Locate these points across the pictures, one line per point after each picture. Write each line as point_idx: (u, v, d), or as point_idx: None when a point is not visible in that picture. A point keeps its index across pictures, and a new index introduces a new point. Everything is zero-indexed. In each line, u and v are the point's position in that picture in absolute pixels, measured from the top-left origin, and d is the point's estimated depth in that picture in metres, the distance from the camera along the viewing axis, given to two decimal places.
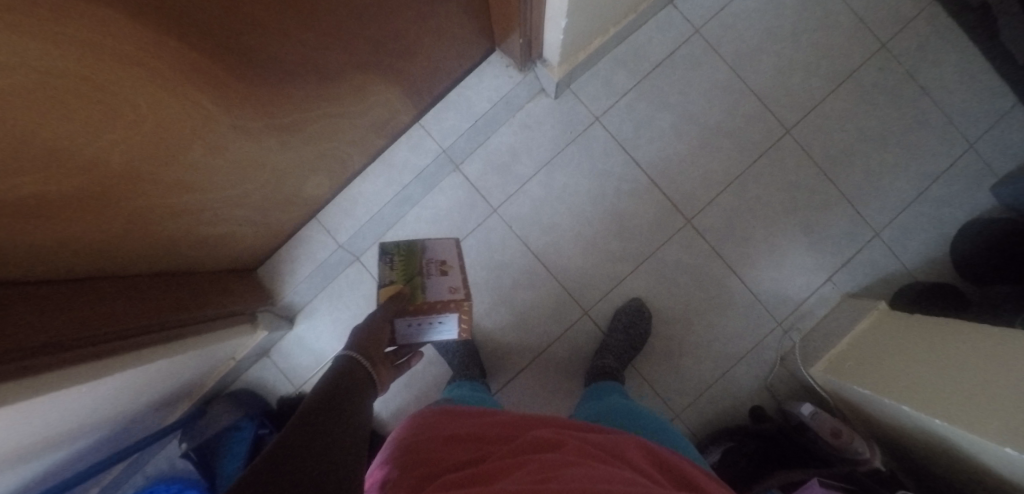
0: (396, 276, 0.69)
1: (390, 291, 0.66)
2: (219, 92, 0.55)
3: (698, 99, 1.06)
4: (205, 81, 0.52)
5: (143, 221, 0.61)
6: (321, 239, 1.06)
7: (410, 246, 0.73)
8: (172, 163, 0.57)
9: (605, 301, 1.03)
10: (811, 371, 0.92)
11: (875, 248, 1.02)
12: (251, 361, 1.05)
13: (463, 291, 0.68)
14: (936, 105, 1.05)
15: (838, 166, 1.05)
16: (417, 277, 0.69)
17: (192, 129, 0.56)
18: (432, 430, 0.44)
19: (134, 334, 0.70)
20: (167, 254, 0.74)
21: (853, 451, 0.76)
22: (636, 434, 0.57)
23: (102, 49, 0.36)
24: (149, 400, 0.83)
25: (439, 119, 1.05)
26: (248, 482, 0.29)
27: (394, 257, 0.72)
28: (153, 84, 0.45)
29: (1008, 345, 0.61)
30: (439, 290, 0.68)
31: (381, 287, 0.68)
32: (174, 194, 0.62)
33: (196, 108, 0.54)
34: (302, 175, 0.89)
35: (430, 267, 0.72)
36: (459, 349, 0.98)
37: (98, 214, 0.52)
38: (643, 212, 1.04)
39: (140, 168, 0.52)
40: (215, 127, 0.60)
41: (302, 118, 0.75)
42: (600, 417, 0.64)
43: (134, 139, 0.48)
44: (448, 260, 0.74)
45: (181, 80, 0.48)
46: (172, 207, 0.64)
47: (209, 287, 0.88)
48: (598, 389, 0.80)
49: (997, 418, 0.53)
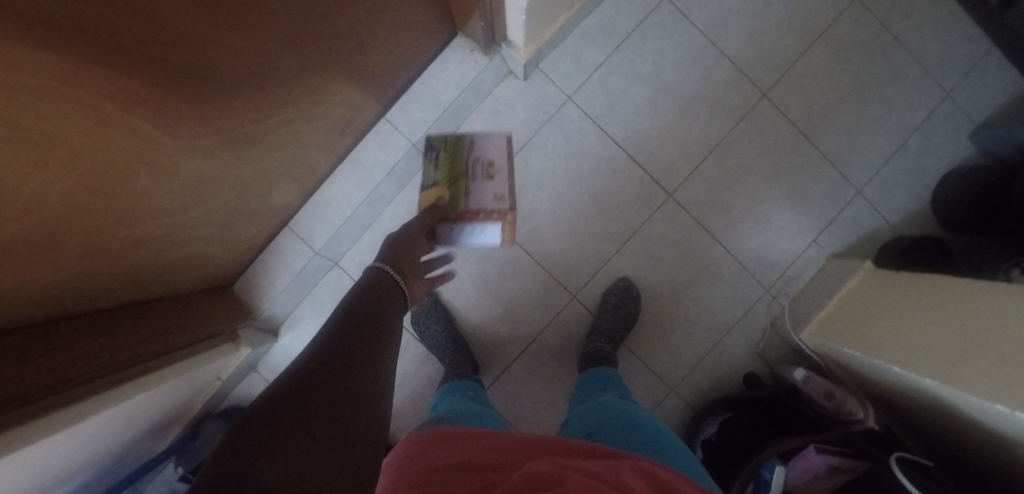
0: (440, 177, 0.70)
1: (433, 195, 0.68)
2: (161, 115, 0.51)
3: (672, 69, 1.04)
4: (144, 106, 0.48)
5: (100, 259, 0.58)
6: (295, 248, 1.03)
7: (455, 143, 0.73)
8: (124, 196, 0.54)
9: (593, 282, 1.03)
10: (803, 336, 0.96)
11: (850, 208, 1.04)
12: (238, 378, 1.04)
13: (508, 201, 0.67)
14: (909, 57, 1.05)
15: (812, 128, 1.05)
16: (461, 178, 0.69)
17: (138, 157, 0.52)
18: (422, 458, 0.42)
19: (109, 372, 0.67)
20: (135, 287, 0.71)
21: (847, 413, 0.79)
22: (632, 435, 0.57)
23: (27, 91, 0.32)
24: (138, 429, 0.81)
25: (406, 111, 1.01)
26: (257, 436, 0.31)
27: (439, 155, 0.74)
28: (89, 119, 0.41)
29: (994, 302, 0.65)
30: (483, 194, 0.68)
31: (427, 189, 0.71)
32: (130, 227, 0.58)
33: (138, 135, 0.50)
34: (267, 186, 0.85)
35: (475, 167, 0.70)
36: (449, 347, 0.97)
37: (48, 260, 0.48)
38: (624, 190, 1.03)
39: (88, 207, 0.48)
40: (164, 151, 0.56)
41: (256, 129, 0.70)
42: (595, 417, 0.64)
43: (78, 179, 0.44)
44: (495, 161, 0.72)
45: (119, 110, 0.44)
46: (129, 240, 0.60)
47: (183, 310, 0.85)
48: (596, 378, 0.81)
49: (988, 376, 0.56)
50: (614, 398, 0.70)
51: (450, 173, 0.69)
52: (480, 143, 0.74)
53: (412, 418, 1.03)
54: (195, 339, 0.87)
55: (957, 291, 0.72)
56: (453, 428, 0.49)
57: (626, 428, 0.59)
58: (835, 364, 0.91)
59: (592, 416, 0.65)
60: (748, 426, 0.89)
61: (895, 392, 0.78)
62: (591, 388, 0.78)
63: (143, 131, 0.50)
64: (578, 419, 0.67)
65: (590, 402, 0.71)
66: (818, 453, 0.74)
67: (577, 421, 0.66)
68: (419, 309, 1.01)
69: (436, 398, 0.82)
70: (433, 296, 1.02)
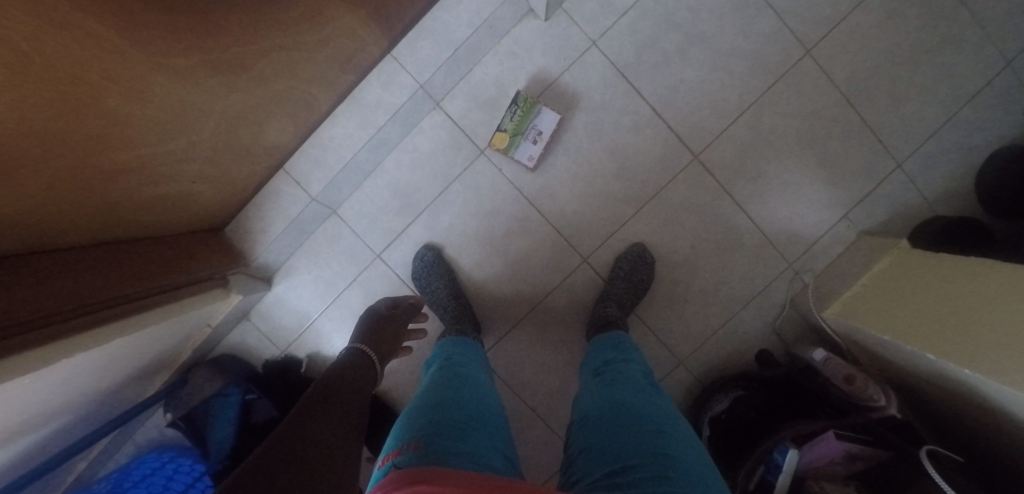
0: (510, 126, 0.92)
1: (498, 138, 0.92)
2: (124, 19, 0.42)
3: (710, 16, 0.93)
4: (112, 10, 0.40)
5: (72, 188, 0.51)
6: (291, 193, 0.95)
7: (529, 104, 0.92)
8: (94, 117, 0.47)
9: (606, 246, 0.97)
10: (823, 313, 0.90)
11: (888, 182, 0.97)
12: (230, 326, 1.00)
13: (531, 165, 0.93)
14: (975, 17, 0.94)
15: (857, 92, 0.96)
16: (519, 135, 0.92)
17: (105, 71, 0.45)
18: None
19: (80, 314, 0.62)
20: (113, 221, 0.65)
21: (868, 397, 0.76)
22: (668, 471, 0.43)
23: None
24: (120, 374, 0.78)
25: (414, 47, 0.90)
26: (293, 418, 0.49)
27: (516, 108, 0.92)
28: (44, 17, 0.34)
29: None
30: (525, 154, 0.93)
31: (496, 129, 0.93)
32: (106, 153, 0.52)
33: (104, 46, 0.42)
34: (257, 122, 0.77)
35: (535, 131, 0.93)
36: (450, 304, 0.92)
37: (10, 189, 0.42)
38: (645, 148, 0.95)
39: (49, 126, 0.41)
40: (139, 68, 0.49)
41: (243, 53, 0.62)
42: (612, 439, 0.50)
43: (39, 93, 0.38)
44: (544, 134, 0.93)
45: (81, 11, 0.37)
46: (102, 168, 0.54)
47: (167, 253, 0.79)
48: (610, 369, 0.68)
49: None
50: (633, 399, 0.57)
51: (518, 128, 0.92)
52: (551, 114, 0.92)
53: (410, 377, 1.00)
54: (186, 283, 0.83)
55: (997, 273, 0.66)
56: (433, 486, 0.34)
57: (652, 452, 0.46)
58: (858, 345, 0.87)
59: (609, 437, 0.51)
60: (761, 406, 0.85)
61: (924, 378, 0.74)
62: (604, 380, 0.65)
63: (106, 38, 0.42)
64: (594, 435, 0.53)
65: (607, 397, 0.59)
66: (837, 440, 0.70)
67: (590, 431, 0.55)
68: (421, 265, 0.96)
69: (431, 356, 0.79)
70: (437, 252, 0.97)
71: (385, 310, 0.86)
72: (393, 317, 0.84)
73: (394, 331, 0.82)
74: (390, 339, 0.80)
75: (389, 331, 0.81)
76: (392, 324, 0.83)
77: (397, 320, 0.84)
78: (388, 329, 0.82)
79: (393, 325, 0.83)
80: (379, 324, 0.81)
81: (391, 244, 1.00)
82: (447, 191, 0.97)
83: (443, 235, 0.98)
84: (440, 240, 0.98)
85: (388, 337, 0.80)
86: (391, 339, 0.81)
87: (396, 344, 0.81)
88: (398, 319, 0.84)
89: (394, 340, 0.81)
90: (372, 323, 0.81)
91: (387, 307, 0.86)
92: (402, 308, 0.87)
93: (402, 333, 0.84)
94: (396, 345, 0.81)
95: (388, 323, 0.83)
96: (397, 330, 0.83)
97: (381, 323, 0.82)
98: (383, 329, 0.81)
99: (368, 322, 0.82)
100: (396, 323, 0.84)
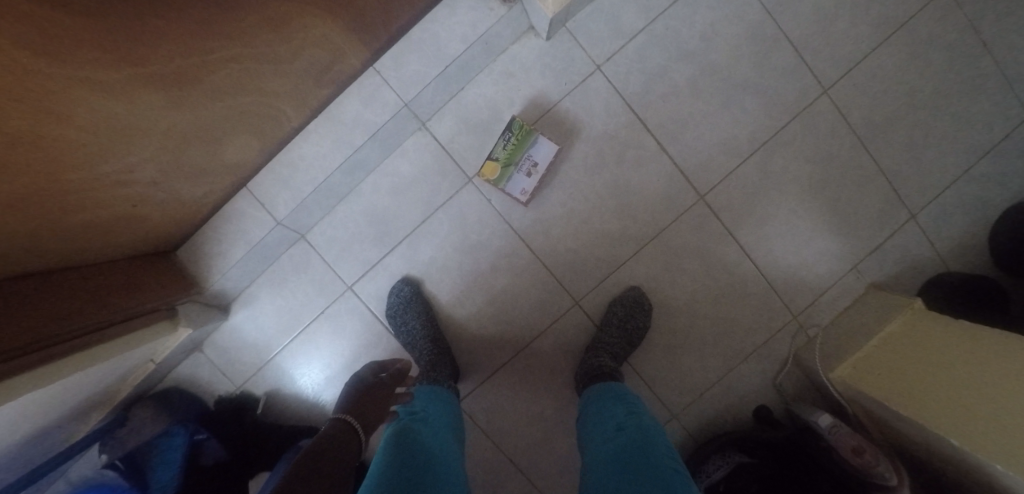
0: (502, 154, 0.83)
1: (489, 169, 0.83)
2: (41, 36, 0.33)
3: (722, 46, 0.86)
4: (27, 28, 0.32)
5: None
6: (254, 215, 0.84)
7: (526, 131, 0.83)
8: (16, 152, 0.38)
9: (599, 289, 0.90)
10: (829, 376, 0.82)
11: (900, 234, 0.91)
12: (180, 358, 0.90)
13: (523, 199, 0.85)
14: (998, 65, 0.89)
15: (874, 137, 0.90)
16: (511, 166, 0.84)
17: (24, 100, 0.36)
18: None
19: (6, 359, 0.50)
20: (40, 254, 0.55)
21: (878, 475, 0.69)
22: None
23: None
24: (42, 423, 0.66)
25: (400, 62, 0.79)
26: None
27: (511, 136, 0.83)
28: None
29: None
30: (518, 187, 0.85)
31: (487, 158, 0.84)
32: (31, 186, 0.43)
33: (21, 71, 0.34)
34: (216, 138, 0.67)
35: (529, 163, 0.84)
36: (427, 348, 0.83)
37: None
38: (648, 186, 0.88)
39: None
40: (71, 89, 0.40)
41: (198, 66, 0.53)
42: None
43: None
44: (538, 166, 0.84)
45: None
46: (27, 203, 0.44)
47: (108, 282, 0.69)
48: (620, 437, 0.59)
49: None
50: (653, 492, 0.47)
51: (510, 158, 0.83)
52: (548, 144, 0.84)
53: None
54: (129, 316, 0.73)
55: (1011, 347, 0.60)
56: None
57: None
58: (864, 410, 0.81)
59: None
60: (765, 478, 0.79)
61: (938, 457, 0.68)
62: (614, 456, 0.56)
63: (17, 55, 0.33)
64: None
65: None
66: None
67: None
68: (397, 301, 0.88)
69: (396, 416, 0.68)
70: (415, 287, 0.89)
71: (370, 377, 0.69)
72: (379, 385, 0.67)
73: (382, 400, 0.66)
74: (376, 407, 0.64)
75: (375, 399, 0.65)
76: (378, 391, 0.67)
77: (385, 387, 0.67)
78: (375, 399, 0.65)
79: (381, 393, 0.67)
80: (364, 395, 0.65)
81: (365, 275, 0.91)
82: (431, 220, 0.89)
83: (423, 269, 0.90)
84: (420, 274, 0.90)
85: (376, 405, 0.64)
86: (379, 407, 0.65)
87: (387, 412, 0.66)
88: (386, 386, 0.67)
89: (382, 409, 0.65)
90: (354, 393, 0.65)
91: (372, 373, 0.70)
92: (389, 373, 0.71)
93: (392, 399, 0.68)
94: (384, 409, 0.65)
95: (374, 391, 0.66)
96: (385, 397, 0.66)
97: (364, 393, 0.65)
98: (368, 398, 0.65)
99: (350, 392, 0.66)
100: (383, 392, 0.67)
